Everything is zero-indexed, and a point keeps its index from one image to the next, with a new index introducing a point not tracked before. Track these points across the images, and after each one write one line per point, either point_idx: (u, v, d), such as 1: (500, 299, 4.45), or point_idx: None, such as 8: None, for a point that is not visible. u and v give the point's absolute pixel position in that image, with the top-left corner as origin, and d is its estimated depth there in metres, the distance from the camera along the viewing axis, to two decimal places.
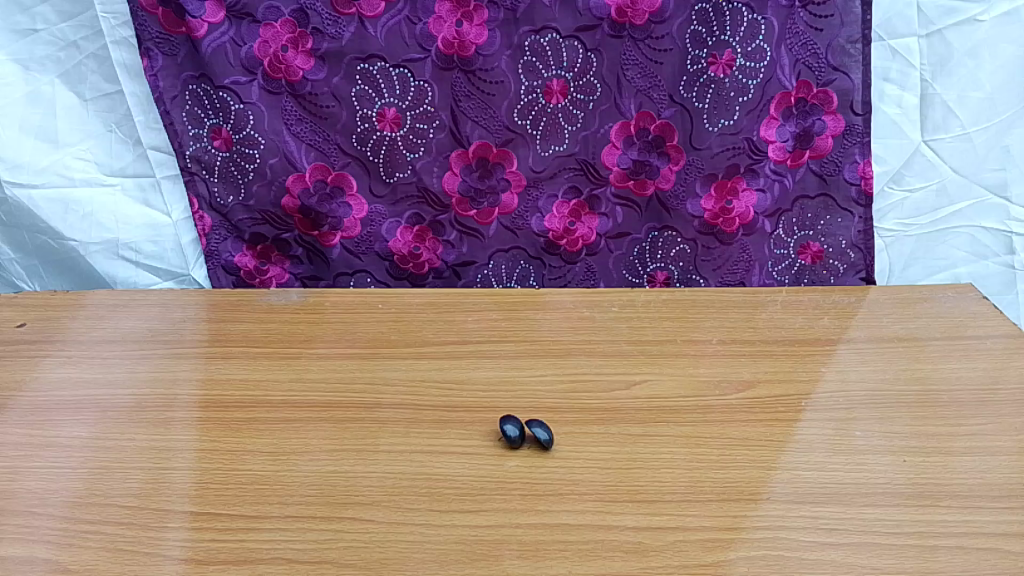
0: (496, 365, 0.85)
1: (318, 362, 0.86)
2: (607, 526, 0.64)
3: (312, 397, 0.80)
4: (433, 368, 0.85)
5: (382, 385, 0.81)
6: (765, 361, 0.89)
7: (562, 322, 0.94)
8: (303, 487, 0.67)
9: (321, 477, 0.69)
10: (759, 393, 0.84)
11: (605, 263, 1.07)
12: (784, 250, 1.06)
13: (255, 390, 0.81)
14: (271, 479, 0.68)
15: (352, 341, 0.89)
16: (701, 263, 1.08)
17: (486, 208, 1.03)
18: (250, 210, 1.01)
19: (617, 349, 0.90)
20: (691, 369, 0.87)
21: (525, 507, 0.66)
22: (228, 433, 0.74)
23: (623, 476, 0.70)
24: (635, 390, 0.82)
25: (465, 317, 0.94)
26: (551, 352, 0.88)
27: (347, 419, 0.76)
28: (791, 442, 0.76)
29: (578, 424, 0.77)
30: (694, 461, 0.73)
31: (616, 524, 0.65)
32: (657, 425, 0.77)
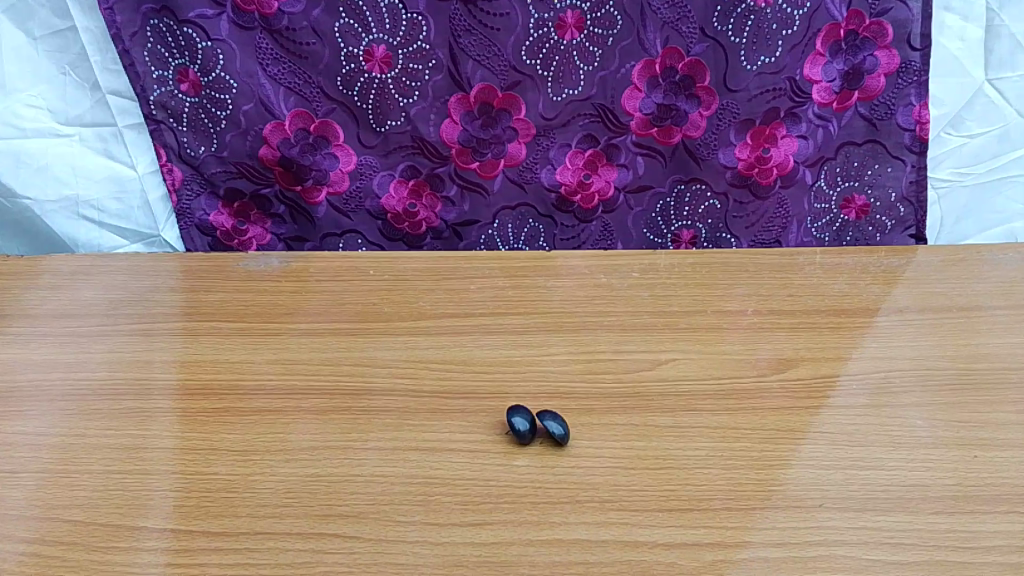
0: (502, 342, 0.75)
1: (300, 340, 0.75)
2: (634, 543, 0.55)
3: (292, 383, 0.70)
4: (431, 346, 0.74)
5: (372, 368, 0.72)
6: (807, 336, 0.79)
7: (576, 290, 0.84)
8: (278, 496, 0.58)
9: (299, 482, 0.59)
10: (802, 374, 0.74)
11: (623, 221, 0.96)
12: (826, 205, 0.95)
13: (228, 374, 0.71)
14: (240, 487, 0.59)
15: (339, 314, 0.79)
16: (732, 219, 0.96)
17: (490, 159, 0.92)
18: (224, 162, 0.90)
19: (639, 321, 0.79)
20: (723, 346, 0.77)
21: (537, 519, 0.57)
22: (196, 429, 0.65)
23: (651, 479, 0.61)
24: (660, 372, 0.73)
25: (467, 285, 0.84)
26: (564, 327, 0.78)
27: (331, 410, 0.66)
28: (840, 435, 0.66)
29: (597, 413, 0.67)
30: (730, 459, 0.63)
31: (644, 540, 0.55)
32: (687, 414, 0.68)
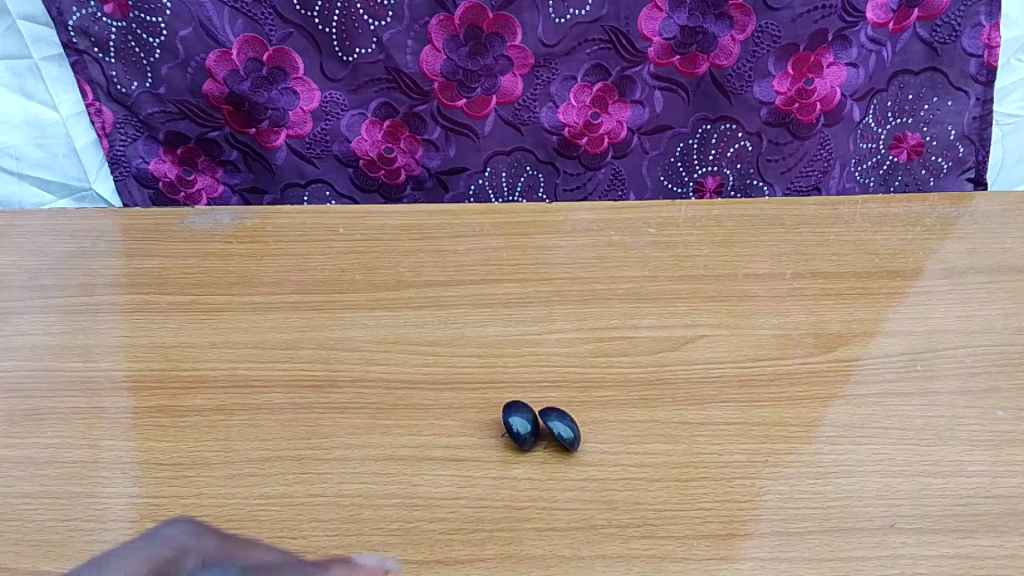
0: (496, 318, 0.63)
1: (253, 317, 0.63)
2: None
3: (242, 374, 0.57)
4: (410, 324, 0.62)
5: (339, 352, 0.59)
6: (858, 304, 0.67)
7: (584, 249, 0.71)
8: (215, 526, 0.46)
9: (243, 508, 0.47)
10: (856, 353, 0.62)
11: (637, 166, 0.83)
12: (874, 145, 0.82)
13: (165, 362, 0.59)
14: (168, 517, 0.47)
15: (300, 283, 0.66)
16: (766, 164, 0.83)
17: (480, 95, 0.78)
18: (161, 100, 0.76)
19: (659, 288, 0.67)
20: (760, 319, 0.65)
21: (544, 555, 0.45)
22: (119, 437, 0.53)
23: (682, 498, 0.50)
24: (687, 352, 0.61)
25: (453, 246, 0.71)
26: (570, 297, 0.65)
27: (287, 410, 0.54)
28: (907, 433, 0.55)
29: (613, 409, 0.55)
30: (776, 468, 0.52)
31: None
32: (721, 407, 0.56)
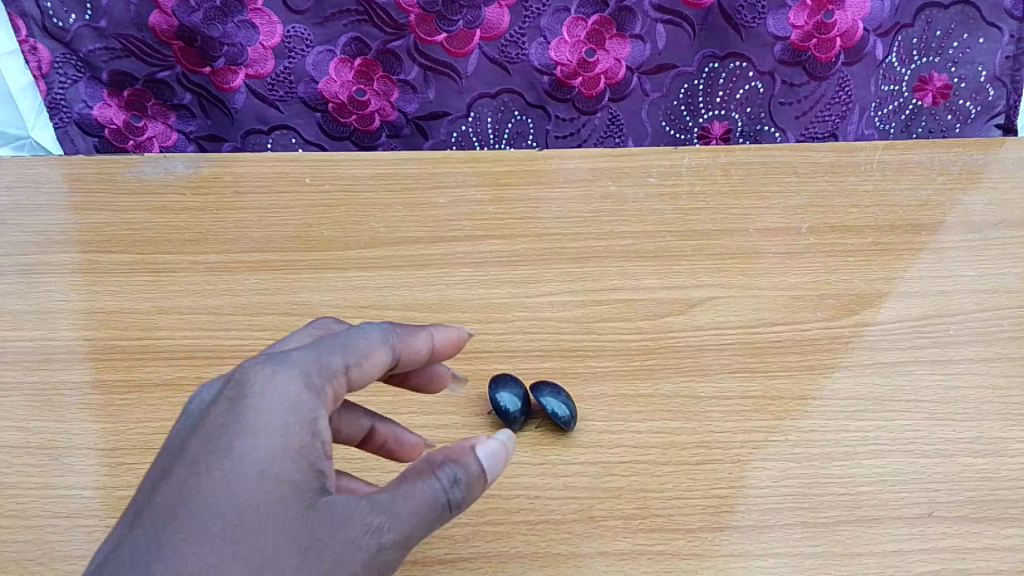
0: (480, 279, 0.56)
1: (205, 279, 0.55)
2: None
3: (190, 344, 0.51)
4: (384, 286, 0.55)
5: (303, 319, 0.52)
6: (881, 261, 0.60)
7: (577, 201, 0.63)
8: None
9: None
10: (883, 316, 0.55)
11: (636, 110, 0.76)
12: (896, 87, 0.76)
13: (103, 330, 0.52)
14: (104, 512, 0.42)
15: (260, 238, 0.58)
16: (778, 107, 0.76)
17: (463, 29, 0.70)
18: (103, 35, 0.69)
19: (662, 244, 0.60)
20: (775, 278, 0.58)
21: (538, 553, 0.40)
22: (52, 418, 0.46)
23: (692, 484, 0.44)
24: (695, 317, 0.54)
25: (433, 198, 0.62)
26: (563, 255, 0.58)
27: None
28: (942, 407, 0.49)
29: (612, 382, 0.49)
30: (797, 448, 0.46)
31: None
32: (733, 379, 0.50)
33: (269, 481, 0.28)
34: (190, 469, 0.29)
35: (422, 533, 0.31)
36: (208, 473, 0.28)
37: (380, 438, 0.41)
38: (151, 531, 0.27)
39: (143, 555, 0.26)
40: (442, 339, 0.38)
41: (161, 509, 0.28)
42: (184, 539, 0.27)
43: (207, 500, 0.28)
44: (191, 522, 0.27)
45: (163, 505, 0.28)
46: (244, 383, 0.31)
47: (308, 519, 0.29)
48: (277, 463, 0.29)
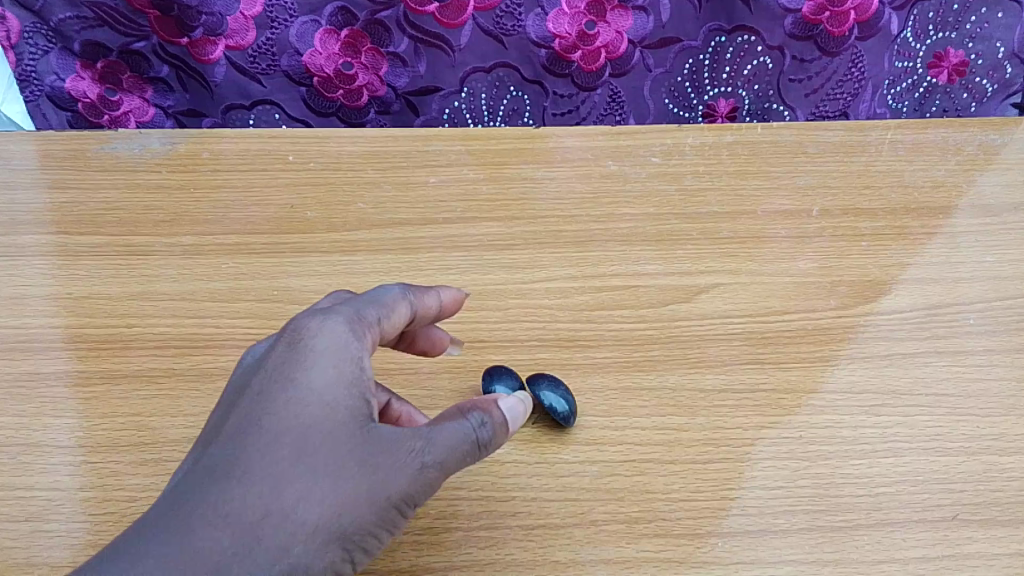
0: (472, 263, 0.53)
1: (179, 262, 0.52)
2: None
3: (163, 333, 0.47)
4: (370, 271, 0.52)
5: (284, 307, 0.49)
6: (897, 245, 0.56)
7: (575, 183, 0.59)
8: (117, 528, 0.39)
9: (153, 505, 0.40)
10: (901, 304, 0.52)
11: (637, 86, 0.73)
12: (910, 64, 0.73)
13: (71, 317, 0.49)
14: (62, 514, 0.39)
15: (239, 220, 0.55)
16: (788, 84, 0.73)
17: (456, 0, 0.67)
18: (73, 4, 0.64)
19: (667, 228, 0.56)
20: (788, 262, 0.54)
21: (535, 561, 0.38)
22: (18, 413, 0.44)
23: (699, 485, 0.41)
24: (702, 304, 0.51)
25: (423, 176, 0.58)
26: (561, 238, 0.55)
27: (216, 377, 0.45)
28: (963, 401, 0.46)
29: (614, 374, 0.47)
30: (811, 445, 0.43)
31: None
32: (742, 371, 0.47)
33: (321, 409, 0.31)
34: (257, 403, 0.31)
35: (459, 460, 0.33)
36: (266, 403, 0.31)
37: (393, 416, 0.38)
38: (225, 449, 0.30)
39: (214, 472, 0.30)
40: (451, 297, 0.40)
41: (231, 434, 0.31)
42: (256, 455, 0.30)
43: (277, 425, 0.30)
44: (258, 443, 0.30)
45: (232, 430, 0.31)
46: (294, 329, 0.33)
47: (359, 441, 0.31)
48: (328, 394, 0.31)
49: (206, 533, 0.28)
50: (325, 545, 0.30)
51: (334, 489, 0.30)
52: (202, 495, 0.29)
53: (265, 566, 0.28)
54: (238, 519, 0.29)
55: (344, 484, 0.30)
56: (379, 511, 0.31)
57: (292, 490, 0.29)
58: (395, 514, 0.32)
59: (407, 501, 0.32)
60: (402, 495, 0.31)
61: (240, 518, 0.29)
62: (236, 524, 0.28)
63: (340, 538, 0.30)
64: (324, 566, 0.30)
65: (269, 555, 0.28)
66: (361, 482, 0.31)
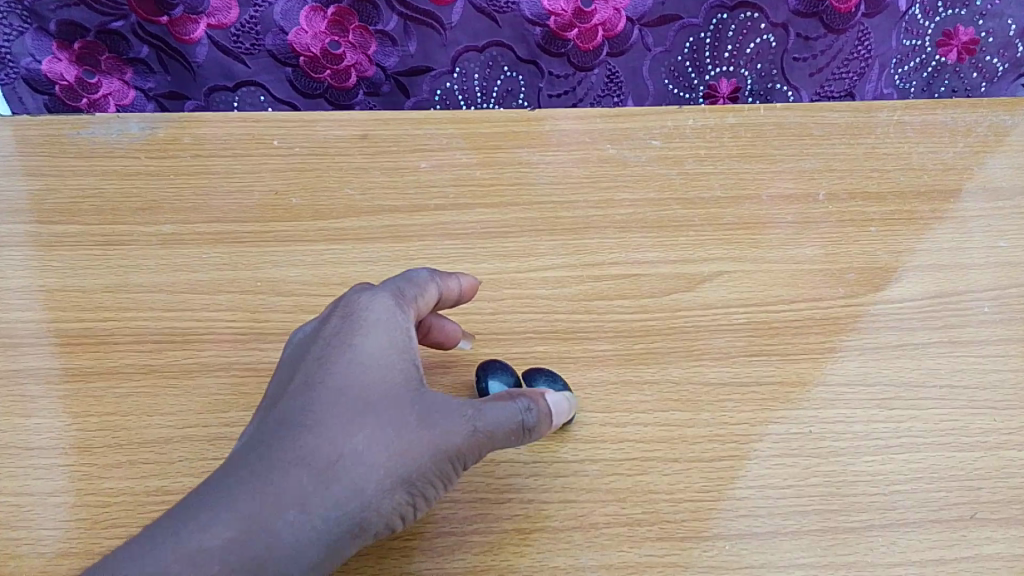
0: (465, 252, 0.50)
1: (158, 253, 0.50)
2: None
3: (140, 327, 0.45)
4: (358, 260, 0.49)
5: (268, 299, 0.47)
6: (906, 230, 0.54)
7: (573, 166, 0.56)
8: (88, 536, 0.37)
9: (127, 510, 0.38)
10: (913, 291, 0.50)
11: (635, 66, 0.70)
12: (919, 42, 0.70)
13: (45, 312, 0.46)
14: (33, 520, 0.38)
15: (222, 208, 0.52)
16: (791, 63, 0.71)
17: None
18: None
19: (669, 214, 0.53)
20: (795, 249, 0.52)
21: (532, 568, 0.37)
22: None
23: (706, 485, 0.40)
24: (706, 294, 0.49)
25: (414, 161, 0.56)
26: (557, 225, 0.52)
27: (195, 373, 0.43)
28: (979, 393, 0.45)
29: (614, 367, 0.45)
30: (822, 442, 0.42)
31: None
32: (748, 364, 0.45)
33: (379, 372, 0.35)
34: (320, 365, 0.35)
35: (508, 428, 0.35)
36: (329, 367, 0.35)
37: None
38: (294, 403, 0.34)
39: (288, 424, 0.33)
40: (469, 283, 0.43)
41: (298, 391, 0.35)
42: (321, 408, 0.34)
43: (338, 382, 0.34)
44: (323, 398, 0.34)
45: (298, 388, 0.35)
46: (348, 309, 0.37)
47: (414, 401, 0.35)
48: (385, 359, 0.35)
49: (289, 473, 0.32)
50: (390, 489, 0.33)
51: (396, 439, 0.33)
52: (280, 442, 0.33)
53: (342, 501, 0.32)
54: (314, 462, 0.32)
55: (405, 436, 0.33)
56: (438, 464, 0.34)
57: (359, 438, 0.33)
58: (451, 470, 0.34)
59: (462, 459, 0.35)
60: (457, 451, 0.34)
61: (310, 459, 0.32)
62: (312, 466, 0.32)
63: (404, 484, 0.33)
64: (390, 508, 0.33)
65: (344, 493, 0.32)
66: (420, 436, 0.34)
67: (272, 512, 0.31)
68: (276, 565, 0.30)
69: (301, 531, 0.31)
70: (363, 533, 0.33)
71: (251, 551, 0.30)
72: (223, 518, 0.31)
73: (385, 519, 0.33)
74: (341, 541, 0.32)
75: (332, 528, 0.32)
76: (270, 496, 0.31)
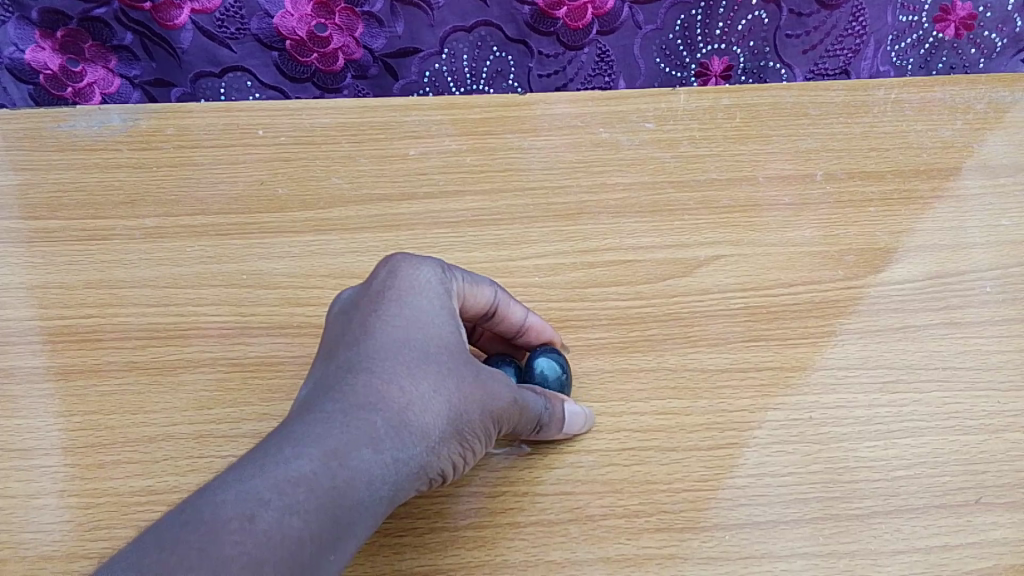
0: (455, 240, 0.49)
1: (141, 247, 0.48)
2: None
3: (124, 322, 0.45)
4: (345, 251, 0.48)
5: (255, 292, 0.46)
6: (906, 210, 0.53)
7: (565, 150, 0.55)
8: (73, 538, 0.37)
9: (112, 511, 0.37)
10: (914, 272, 0.49)
11: (627, 45, 0.69)
12: (915, 18, 0.69)
13: (27, 309, 0.45)
14: (16, 523, 0.37)
15: (206, 200, 0.51)
16: (784, 40, 0.70)
17: None
18: None
19: (665, 198, 0.52)
20: (794, 233, 0.51)
21: (528, 562, 0.36)
22: None
23: (705, 474, 0.39)
24: (703, 279, 0.48)
25: (403, 148, 0.55)
26: (550, 211, 0.51)
27: (179, 370, 0.42)
28: (984, 375, 0.44)
29: (610, 355, 0.44)
30: (824, 428, 0.41)
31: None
32: (748, 351, 0.44)
33: (436, 325, 0.35)
34: (376, 317, 0.34)
35: (536, 410, 0.37)
36: (388, 317, 0.34)
37: None
38: (352, 353, 0.33)
39: (354, 368, 0.33)
40: (536, 325, 0.42)
41: (355, 342, 0.34)
42: (384, 357, 0.33)
43: (400, 334, 0.34)
44: (386, 348, 0.33)
45: (354, 340, 0.34)
46: (400, 268, 0.36)
47: (468, 358, 0.35)
48: (440, 315, 0.35)
49: (362, 413, 0.31)
50: (448, 439, 0.33)
51: (459, 389, 0.33)
52: (347, 385, 0.32)
53: (411, 444, 0.32)
54: (386, 405, 0.32)
55: (465, 390, 0.34)
56: (488, 419, 0.34)
57: (424, 389, 0.33)
58: (495, 429, 0.35)
59: (505, 420, 0.35)
60: (502, 411, 0.35)
61: (378, 405, 0.32)
62: (385, 409, 0.31)
63: (460, 434, 0.34)
64: (446, 456, 0.33)
65: (413, 436, 0.32)
66: (474, 391, 0.34)
67: (351, 449, 0.30)
68: (353, 501, 0.30)
69: (375, 470, 0.31)
70: (420, 478, 0.33)
71: (335, 485, 0.29)
72: (303, 455, 0.29)
73: (440, 467, 0.33)
74: (404, 484, 0.32)
75: (401, 469, 0.31)
76: (347, 434, 0.30)
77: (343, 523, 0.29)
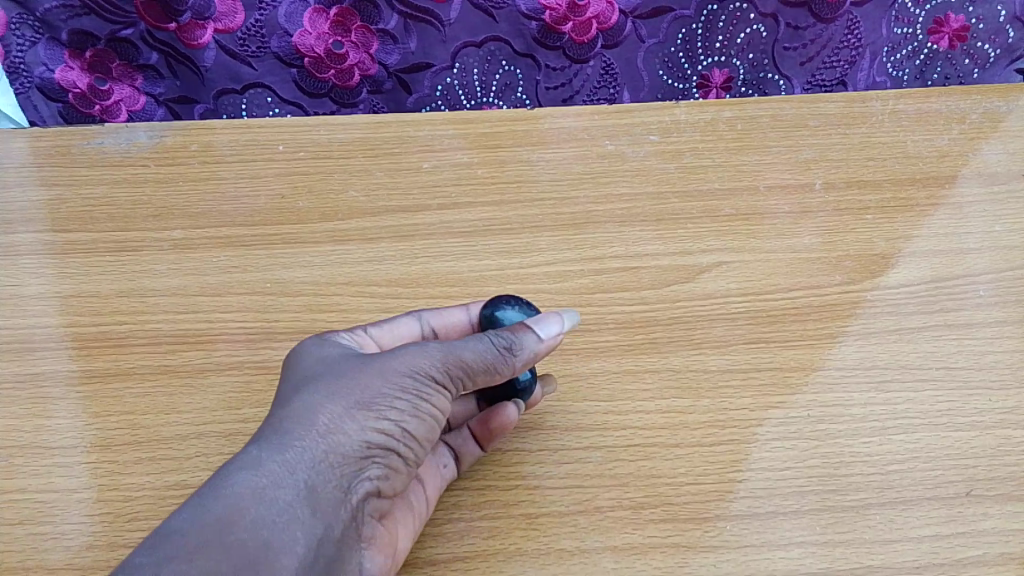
0: (467, 249, 0.52)
1: (169, 257, 0.51)
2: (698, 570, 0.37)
3: (154, 329, 0.47)
4: (364, 260, 0.51)
5: (277, 299, 0.49)
6: (903, 217, 0.54)
7: (573, 162, 0.57)
8: (112, 529, 0.39)
9: (149, 504, 0.40)
10: (908, 276, 0.51)
11: (631, 58, 0.71)
12: (910, 30, 0.71)
13: (61, 318, 0.48)
14: (57, 515, 0.40)
15: (231, 212, 0.54)
16: (782, 52, 0.72)
17: None
18: None
19: (669, 207, 0.54)
20: (794, 240, 0.53)
21: (540, 550, 0.38)
22: (14, 419, 0.43)
23: (707, 468, 0.41)
24: (707, 283, 0.50)
25: (417, 162, 0.57)
26: (559, 220, 0.53)
27: (209, 372, 0.45)
28: (975, 374, 0.45)
29: (616, 357, 0.46)
30: (821, 424, 0.43)
31: (714, 566, 0.38)
32: (749, 353, 0.46)
33: (314, 361, 0.36)
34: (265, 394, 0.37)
35: (476, 346, 0.36)
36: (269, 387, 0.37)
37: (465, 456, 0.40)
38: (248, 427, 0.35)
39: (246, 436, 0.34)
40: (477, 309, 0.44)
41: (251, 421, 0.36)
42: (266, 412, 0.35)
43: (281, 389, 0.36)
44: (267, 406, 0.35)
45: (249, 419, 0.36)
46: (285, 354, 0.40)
47: (355, 360, 0.36)
48: (316, 354, 0.37)
49: (243, 449, 0.32)
50: (345, 418, 0.33)
51: (337, 382, 0.34)
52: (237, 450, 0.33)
53: (297, 440, 0.32)
54: (263, 434, 0.33)
55: (345, 378, 0.34)
56: (389, 381, 0.34)
57: (299, 400, 0.33)
58: (415, 384, 0.34)
59: (423, 369, 0.35)
60: (409, 366, 0.34)
61: (257, 439, 0.32)
62: (260, 438, 0.32)
63: (360, 408, 0.33)
64: (354, 430, 0.33)
65: (296, 433, 0.32)
66: (362, 371, 0.34)
67: (231, 478, 0.30)
68: (246, 517, 0.29)
69: (263, 480, 0.30)
70: (340, 465, 0.32)
71: (213, 512, 0.29)
72: (181, 509, 0.30)
73: (358, 443, 0.32)
74: (313, 477, 0.31)
75: (297, 463, 0.31)
76: (225, 472, 0.31)
77: (247, 534, 0.29)
